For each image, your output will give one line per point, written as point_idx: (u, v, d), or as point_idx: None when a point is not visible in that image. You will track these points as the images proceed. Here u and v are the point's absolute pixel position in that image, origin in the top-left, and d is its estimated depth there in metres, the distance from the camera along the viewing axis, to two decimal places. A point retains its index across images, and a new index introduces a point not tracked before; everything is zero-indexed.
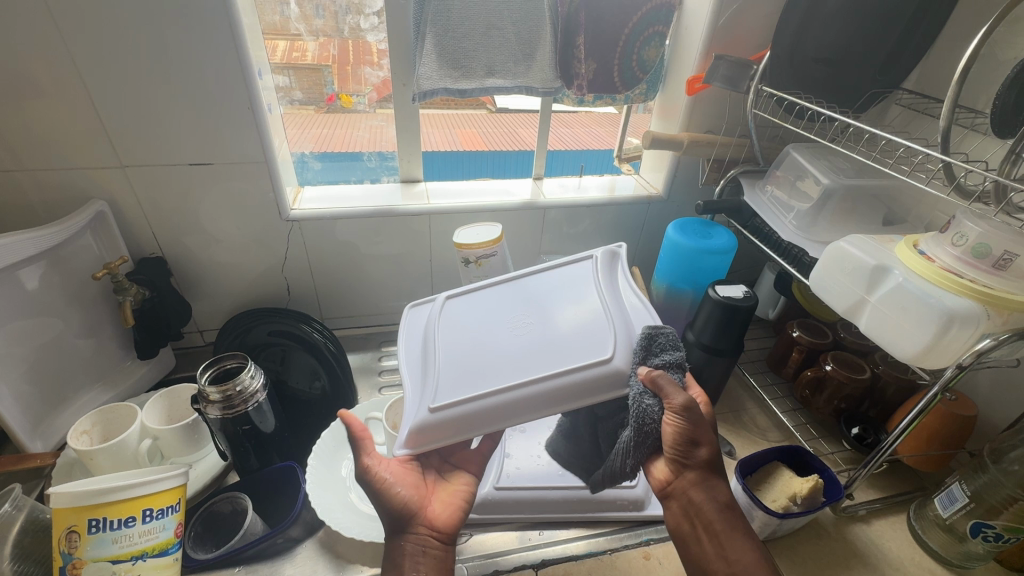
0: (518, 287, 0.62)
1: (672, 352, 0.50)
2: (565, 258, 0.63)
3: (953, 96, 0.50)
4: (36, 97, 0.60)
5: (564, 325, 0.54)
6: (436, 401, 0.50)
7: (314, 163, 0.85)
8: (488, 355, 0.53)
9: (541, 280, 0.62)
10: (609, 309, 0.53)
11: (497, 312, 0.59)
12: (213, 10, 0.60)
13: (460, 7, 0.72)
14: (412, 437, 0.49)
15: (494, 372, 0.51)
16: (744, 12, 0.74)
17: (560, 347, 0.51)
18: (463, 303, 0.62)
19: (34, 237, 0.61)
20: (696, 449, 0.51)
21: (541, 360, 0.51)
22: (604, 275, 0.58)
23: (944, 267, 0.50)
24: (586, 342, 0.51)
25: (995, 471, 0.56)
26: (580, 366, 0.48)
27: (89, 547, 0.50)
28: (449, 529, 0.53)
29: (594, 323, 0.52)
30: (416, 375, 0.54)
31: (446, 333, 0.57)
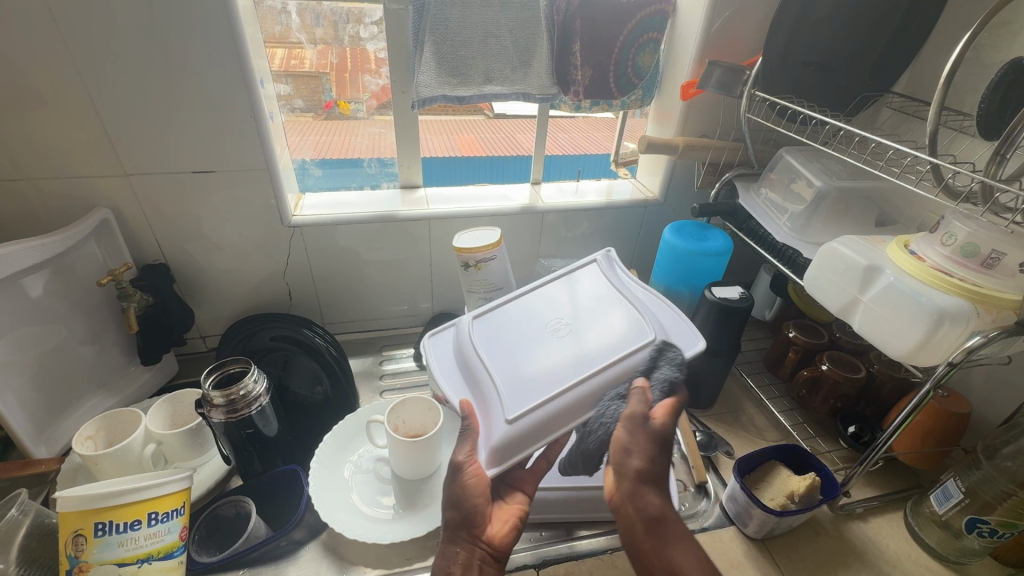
0: (534, 298, 0.66)
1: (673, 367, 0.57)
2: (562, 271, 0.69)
3: (940, 100, 0.51)
4: (43, 108, 0.62)
5: (594, 326, 0.61)
6: (509, 413, 0.53)
7: (315, 170, 0.86)
8: (537, 364, 0.57)
9: (553, 290, 0.67)
10: (630, 305, 0.63)
11: (528, 324, 0.62)
12: (216, 21, 0.61)
13: (457, 16, 0.73)
14: (494, 455, 0.52)
15: (552, 377, 0.55)
16: (736, 18, 0.76)
17: (603, 346, 0.58)
18: (487, 319, 0.64)
19: (40, 245, 0.62)
20: (629, 454, 0.50)
21: (593, 363, 0.56)
22: (610, 277, 0.68)
23: (934, 267, 0.52)
24: (622, 335, 0.59)
25: (988, 467, 0.57)
26: (629, 354, 0.57)
27: (96, 550, 0.50)
28: (501, 549, 0.51)
29: (622, 320, 0.61)
30: (485, 395, 0.55)
31: (485, 348, 0.59)
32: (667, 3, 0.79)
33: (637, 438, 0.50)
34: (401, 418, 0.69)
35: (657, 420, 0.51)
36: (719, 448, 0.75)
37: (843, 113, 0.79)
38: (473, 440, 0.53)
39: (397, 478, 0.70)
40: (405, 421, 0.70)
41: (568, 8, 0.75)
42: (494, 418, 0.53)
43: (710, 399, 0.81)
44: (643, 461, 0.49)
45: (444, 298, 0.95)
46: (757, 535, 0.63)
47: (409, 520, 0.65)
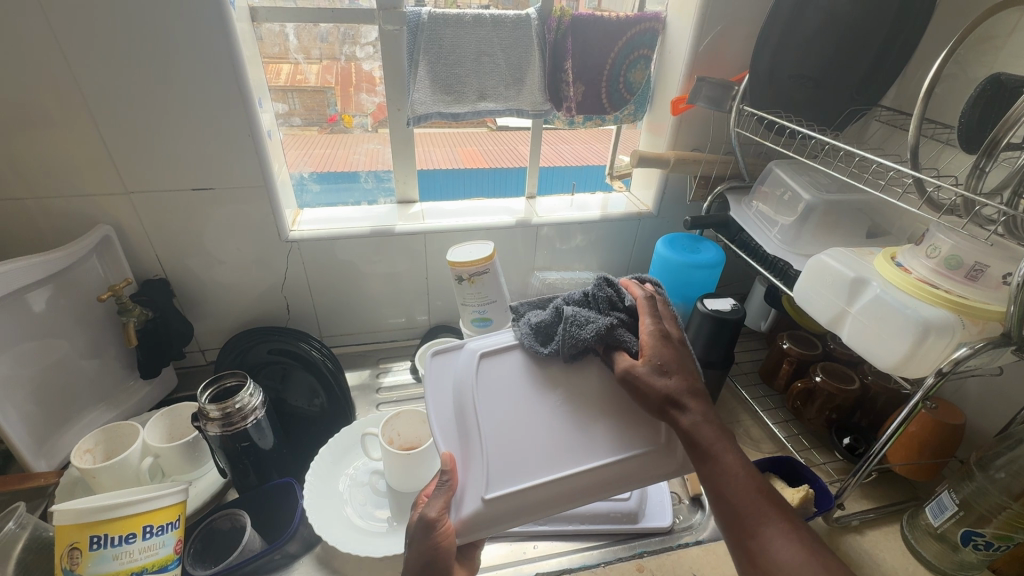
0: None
1: (591, 322, 0.50)
2: None
3: (920, 115, 0.52)
4: (49, 128, 0.63)
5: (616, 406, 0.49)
6: (489, 490, 0.45)
7: (313, 185, 0.88)
8: (535, 435, 0.48)
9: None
10: None
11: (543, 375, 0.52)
12: (218, 46, 0.63)
13: (451, 35, 0.75)
14: (464, 528, 0.45)
15: (545, 459, 0.46)
16: (725, 35, 0.77)
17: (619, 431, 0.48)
18: (497, 358, 0.53)
19: (43, 262, 0.64)
20: (663, 378, 0.46)
21: (608, 436, 0.47)
22: None
23: (920, 278, 0.52)
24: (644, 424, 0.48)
25: (982, 478, 0.57)
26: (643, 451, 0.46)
27: (91, 563, 0.51)
28: None
29: None
30: (477, 452, 0.47)
31: (488, 396, 0.50)
32: (656, 21, 0.82)
33: (666, 361, 0.47)
34: (396, 430, 0.70)
35: (648, 355, 0.47)
36: None
37: (831, 127, 0.80)
38: (449, 496, 0.46)
39: (392, 490, 0.70)
40: (401, 433, 0.71)
41: (560, 27, 0.77)
42: (476, 481, 0.46)
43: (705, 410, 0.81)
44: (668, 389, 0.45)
45: (441, 311, 0.96)
46: None
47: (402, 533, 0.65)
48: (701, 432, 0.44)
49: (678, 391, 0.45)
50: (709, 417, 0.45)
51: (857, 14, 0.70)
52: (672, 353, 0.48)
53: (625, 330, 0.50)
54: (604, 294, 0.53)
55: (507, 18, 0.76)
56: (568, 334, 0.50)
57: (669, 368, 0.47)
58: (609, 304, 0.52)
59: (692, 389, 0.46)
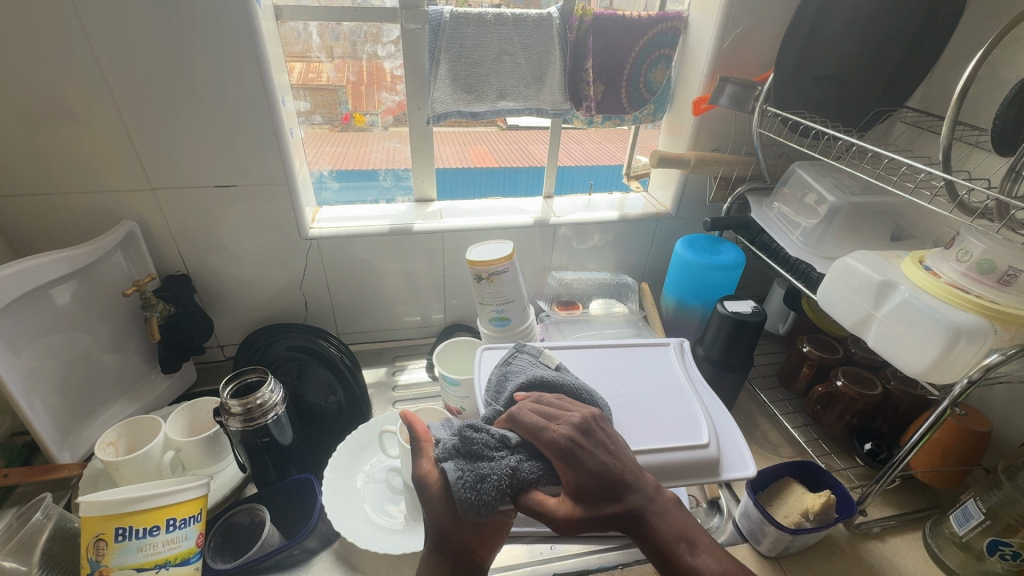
0: (612, 358, 0.65)
1: (489, 485, 0.42)
2: (640, 338, 0.68)
3: (953, 116, 0.51)
4: (76, 125, 0.64)
5: (652, 407, 0.58)
6: None
7: (333, 184, 0.88)
8: None
9: (630, 355, 0.66)
10: (693, 392, 0.60)
11: (598, 373, 0.62)
12: (241, 43, 0.63)
13: (472, 34, 0.75)
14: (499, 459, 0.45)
15: None
16: (747, 35, 0.76)
17: (668, 425, 0.55)
18: None
19: (68, 256, 0.64)
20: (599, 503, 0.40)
21: (655, 429, 0.54)
22: (683, 360, 0.65)
23: (950, 283, 0.51)
24: (682, 425, 0.55)
25: (1010, 487, 0.55)
26: (682, 446, 0.53)
27: (116, 554, 0.52)
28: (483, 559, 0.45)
29: (688, 410, 0.57)
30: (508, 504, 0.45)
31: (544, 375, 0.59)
32: (678, 21, 0.81)
33: (588, 481, 0.41)
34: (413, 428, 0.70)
35: (570, 483, 0.41)
36: None
37: (856, 128, 0.79)
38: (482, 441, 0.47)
39: (409, 488, 0.70)
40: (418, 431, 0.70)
41: (582, 26, 0.76)
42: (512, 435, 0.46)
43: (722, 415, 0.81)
44: (604, 511, 0.40)
45: (457, 310, 0.96)
46: (771, 553, 0.62)
47: (419, 531, 0.65)
48: (655, 532, 0.40)
49: (619, 502, 0.41)
50: (657, 510, 0.41)
51: (884, 14, 0.69)
52: (595, 449, 0.43)
53: (525, 464, 0.43)
54: (481, 439, 0.44)
55: (528, 17, 0.76)
56: (469, 503, 0.41)
57: (599, 477, 0.41)
58: (497, 442, 0.44)
59: (629, 485, 0.42)
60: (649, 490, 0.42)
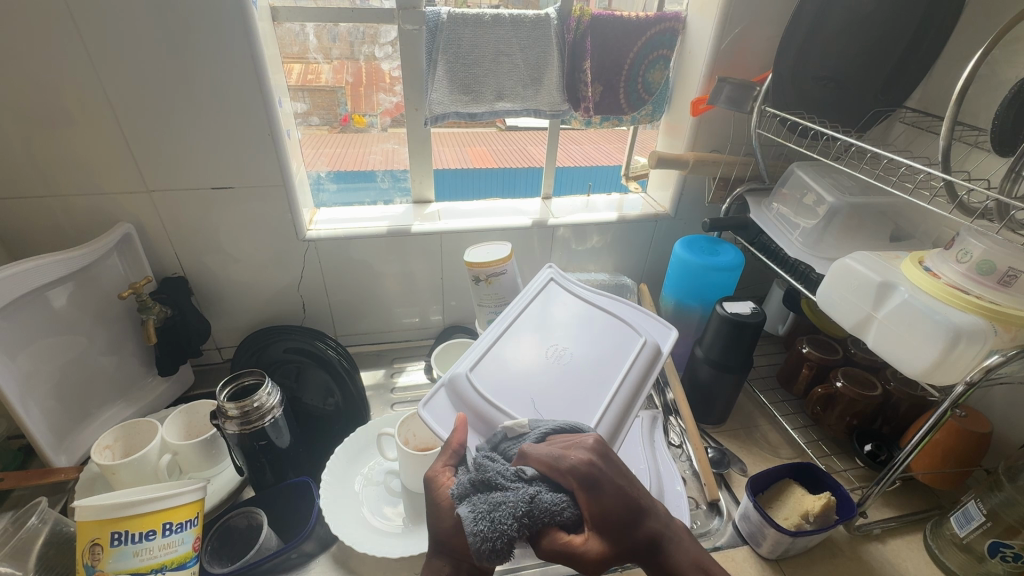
0: (519, 333, 0.63)
1: (505, 522, 0.40)
2: (527, 288, 0.69)
3: (952, 117, 0.51)
4: (72, 127, 0.64)
5: (584, 339, 0.61)
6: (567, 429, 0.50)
7: (330, 185, 0.88)
8: (560, 393, 0.55)
9: (531, 313, 0.65)
10: (604, 312, 0.65)
11: (525, 342, 0.61)
12: (238, 44, 0.63)
13: (470, 35, 0.74)
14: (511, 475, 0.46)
15: (588, 398, 0.55)
16: (746, 34, 0.76)
17: (611, 347, 0.60)
18: (483, 366, 0.58)
19: (64, 259, 0.64)
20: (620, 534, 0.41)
21: (603, 348, 0.60)
22: (569, 287, 0.69)
23: (950, 284, 0.51)
24: (619, 340, 0.61)
25: (1010, 489, 0.55)
26: (636, 350, 0.59)
27: (112, 559, 0.51)
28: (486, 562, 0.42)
29: (614, 327, 0.63)
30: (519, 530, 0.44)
31: (506, 404, 0.54)
32: (676, 21, 0.81)
33: (612, 511, 0.41)
34: (411, 430, 0.69)
35: (594, 514, 0.41)
36: (731, 465, 0.74)
37: (855, 128, 0.79)
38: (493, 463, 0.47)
39: (407, 491, 0.70)
40: (416, 434, 0.70)
41: (580, 27, 0.76)
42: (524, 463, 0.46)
43: (722, 416, 0.80)
44: (624, 542, 0.41)
45: (455, 312, 0.96)
46: (771, 556, 0.62)
47: (417, 535, 0.65)
48: (670, 559, 0.42)
49: (640, 530, 0.42)
50: (673, 536, 0.43)
51: (882, 14, 0.69)
52: (612, 473, 0.43)
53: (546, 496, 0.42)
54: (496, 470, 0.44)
55: (526, 18, 0.75)
56: (484, 538, 0.40)
57: (618, 507, 0.42)
58: (513, 474, 0.43)
59: (647, 513, 0.43)
60: (664, 515, 0.44)
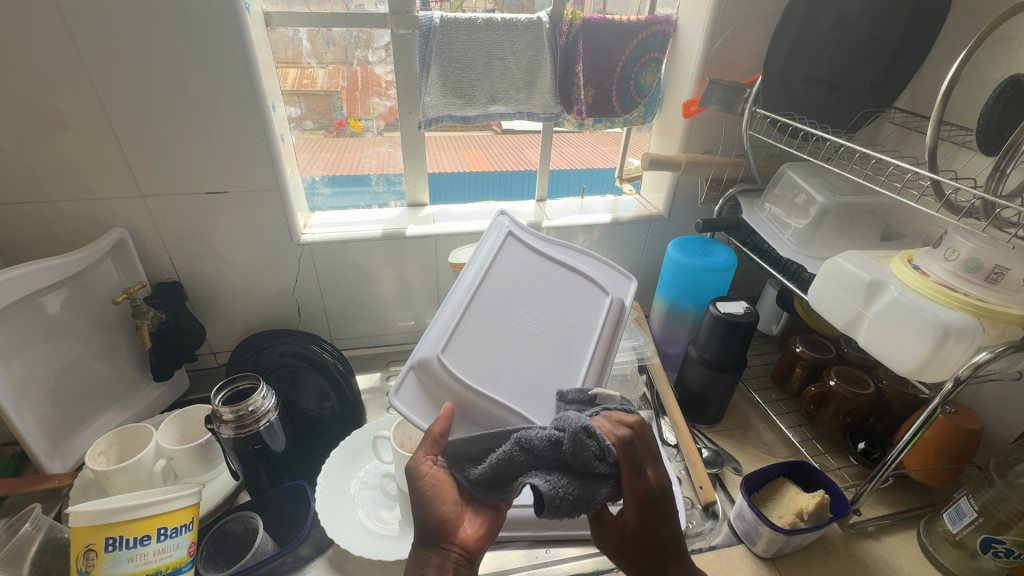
0: (486, 297, 0.57)
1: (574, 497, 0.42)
2: (483, 242, 0.61)
3: (938, 116, 0.52)
4: (65, 132, 0.64)
5: (552, 302, 0.59)
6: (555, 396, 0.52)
7: (325, 189, 0.88)
8: (537, 365, 0.55)
9: (494, 274, 0.59)
10: (566, 270, 0.62)
11: (492, 311, 0.57)
12: (228, 49, 0.63)
13: (463, 39, 0.75)
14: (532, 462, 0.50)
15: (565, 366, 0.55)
16: (737, 37, 0.77)
17: (577, 308, 0.59)
18: (455, 344, 0.53)
19: (57, 265, 0.64)
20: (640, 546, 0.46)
21: (570, 310, 0.59)
22: (528, 238, 0.63)
23: (938, 282, 0.52)
24: (586, 301, 0.60)
25: (1001, 484, 0.56)
26: (604, 310, 0.59)
27: (106, 565, 0.51)
28: (476, 551, 0.44)
29: (578, 286, 0.61)
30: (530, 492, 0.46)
31: (486, 384, 0.52)
32: (668, 24, 0.81)
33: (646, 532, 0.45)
34: (407, 434, 0.70)
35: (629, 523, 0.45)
36: (726, 464, 0.74)
37: (844, 129, 0.80)
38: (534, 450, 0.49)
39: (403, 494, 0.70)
40: (412, 437, 0.70)
41: (572, 30, 0.77)
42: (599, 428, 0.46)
43: (717, 415, 0.81)
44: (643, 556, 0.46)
45: None
46: (767, 554, 0.62)
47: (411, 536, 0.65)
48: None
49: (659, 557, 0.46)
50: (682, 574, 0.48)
51: (870, 17, 0.69)
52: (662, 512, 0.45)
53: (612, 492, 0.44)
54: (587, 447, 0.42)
55: (519, 22, 0.76)
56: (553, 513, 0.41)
57: (653, 534, 0.45)
58: (598, 452, 0.43)
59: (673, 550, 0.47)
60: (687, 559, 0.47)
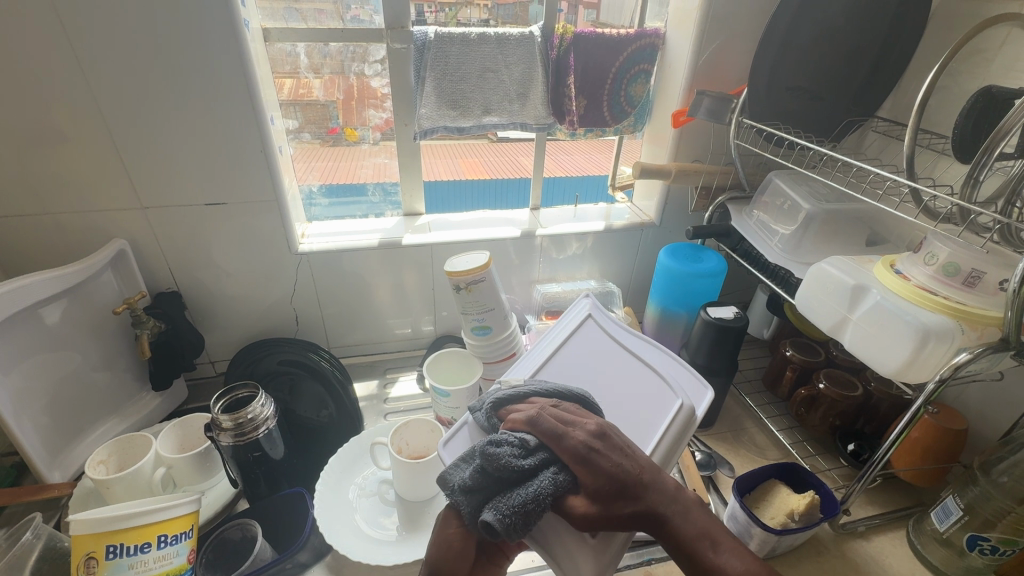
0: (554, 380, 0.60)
1: (528, 493, 0.42)
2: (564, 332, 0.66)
3: (914, 125, 0.54)
4: (67, 146, 0.65)
5: (617, 394, 0.57)
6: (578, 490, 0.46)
7: (322, 200, 0.90)
8: None
9: (566, 361, 0.62)
10: (637, 366, 0.61)
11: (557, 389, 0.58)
12: (229, 65, 0.65)
13: (457, 52, 0.77)
14: None
15: None
16: (722, 50, 0.79)
17: (641, 406, 0.56)
18: None
19: (58, 277, 0.65)
20: (613, 504, 0.42)
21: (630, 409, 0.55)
22: (608, 335, 0.66)
23: (919, 285, 0.53)
24: (651, 403, 0.56)
25: (985, 482, 0.57)
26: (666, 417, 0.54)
27: (107, 572, 0.52)
28: None
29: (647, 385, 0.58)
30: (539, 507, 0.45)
31: None
32: (656, 37, 0.84)
33: (604, 484, 0.42)
34: (405, 439, 0.71)
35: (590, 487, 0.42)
36: (719, 467, 0.75)
37: (829, 138, 0.82)
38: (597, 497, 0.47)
39: (401, 500, 0.71)
40: (409, 443, 0.72)
41: (563, 43, 0.79)
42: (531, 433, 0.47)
43: (710, 418, 0.82)
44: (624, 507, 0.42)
45: (446, 322, 0.97)
46: (760, 555, 0.63)
47: (411, 543, 0.65)
48: (676, 532, 0.41)
49: (636, 499, 0.42)
50: (679, 510, 0.41)
51: (850, 29, 0.72)
52: (610, 452, 0.44)
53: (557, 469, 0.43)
54: (503, 452, 0.44)
55: (511, 35, 0.78)
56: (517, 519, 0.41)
57: (606, 478, 0.42)
58: (518, 449, 0.44)
59: (647, 483, 0.43)
60: (670, 489, 0.43)
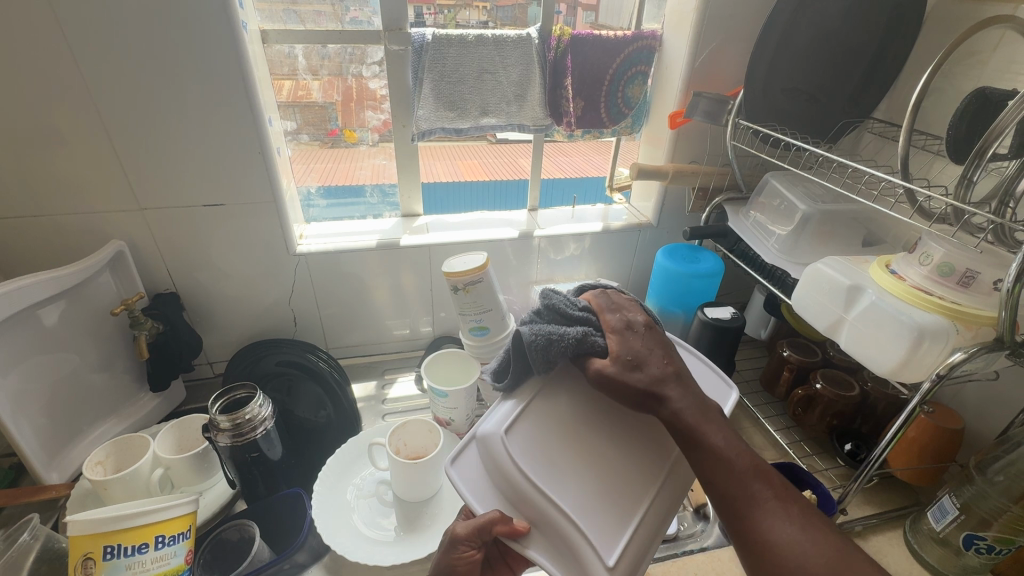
0: None
1: (557, 335, 0.47)
2: None
3: (909, 125, 0.55)
4: (66, 147, 0.66)
5: None
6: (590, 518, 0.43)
7: (320, 201, 0.90)
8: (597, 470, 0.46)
9: None
10: None
11: None
12: (228, 67, 0.65)
13: (455, 54, 0.77)
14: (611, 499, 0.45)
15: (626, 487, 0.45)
16: (719, 52, 0.80)
17: None
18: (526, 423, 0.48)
19: (56, 278, 0.65)
20: (632, 372, 0.43)
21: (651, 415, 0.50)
22: None
23: (914, 285, 0.54)
24: None
25: (981, 481, 0.57)
26: None
27: (105, 572, 0.52)
28: None
29: None
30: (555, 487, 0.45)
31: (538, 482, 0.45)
32: (653, 39, 0.84)
33: (632, 355, 0.44)
34: (403, 440, 0.72)
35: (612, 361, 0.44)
36: None
37: (826, 139, 0.82)
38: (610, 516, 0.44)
39: (399, 500, 0.71)
40: (407, 443, 0.72)
41: (560, 45, 0.79)
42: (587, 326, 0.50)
43: None
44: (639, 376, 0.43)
45: (444, 323, 0.97)
46: None
47: (409, 543, 0.65)
48: (680, 416, 0.41)
49: (651, 378, 0.43)
50: (692, 401, 0.42)
51: (845, 31, 0.72)
52: (648, 339, 0.46)
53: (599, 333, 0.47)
54: (560, 299, 0.49)
55: (508, 37, 0.78)
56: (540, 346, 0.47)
57: (632, 352, 0.45)
58: (574, 303, 0.49)
59: (670, 372, 0.43)
60: (689, 387, 0.43)
